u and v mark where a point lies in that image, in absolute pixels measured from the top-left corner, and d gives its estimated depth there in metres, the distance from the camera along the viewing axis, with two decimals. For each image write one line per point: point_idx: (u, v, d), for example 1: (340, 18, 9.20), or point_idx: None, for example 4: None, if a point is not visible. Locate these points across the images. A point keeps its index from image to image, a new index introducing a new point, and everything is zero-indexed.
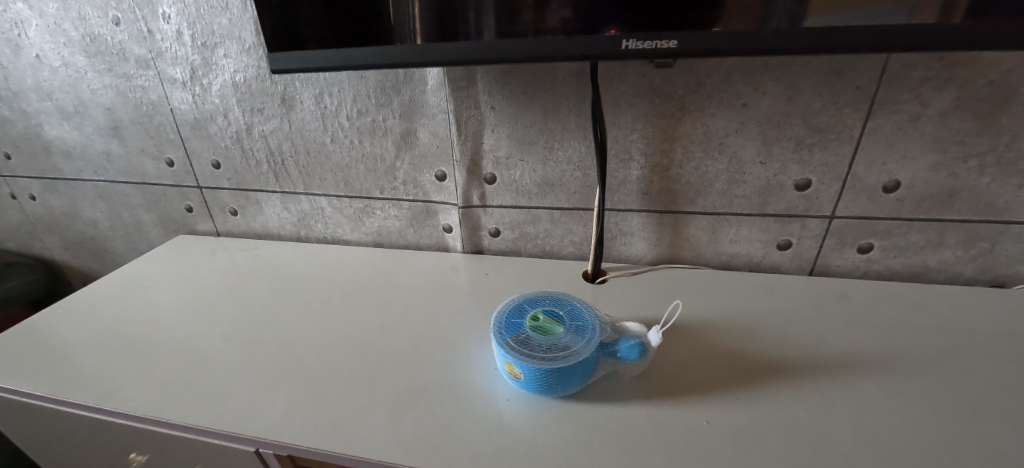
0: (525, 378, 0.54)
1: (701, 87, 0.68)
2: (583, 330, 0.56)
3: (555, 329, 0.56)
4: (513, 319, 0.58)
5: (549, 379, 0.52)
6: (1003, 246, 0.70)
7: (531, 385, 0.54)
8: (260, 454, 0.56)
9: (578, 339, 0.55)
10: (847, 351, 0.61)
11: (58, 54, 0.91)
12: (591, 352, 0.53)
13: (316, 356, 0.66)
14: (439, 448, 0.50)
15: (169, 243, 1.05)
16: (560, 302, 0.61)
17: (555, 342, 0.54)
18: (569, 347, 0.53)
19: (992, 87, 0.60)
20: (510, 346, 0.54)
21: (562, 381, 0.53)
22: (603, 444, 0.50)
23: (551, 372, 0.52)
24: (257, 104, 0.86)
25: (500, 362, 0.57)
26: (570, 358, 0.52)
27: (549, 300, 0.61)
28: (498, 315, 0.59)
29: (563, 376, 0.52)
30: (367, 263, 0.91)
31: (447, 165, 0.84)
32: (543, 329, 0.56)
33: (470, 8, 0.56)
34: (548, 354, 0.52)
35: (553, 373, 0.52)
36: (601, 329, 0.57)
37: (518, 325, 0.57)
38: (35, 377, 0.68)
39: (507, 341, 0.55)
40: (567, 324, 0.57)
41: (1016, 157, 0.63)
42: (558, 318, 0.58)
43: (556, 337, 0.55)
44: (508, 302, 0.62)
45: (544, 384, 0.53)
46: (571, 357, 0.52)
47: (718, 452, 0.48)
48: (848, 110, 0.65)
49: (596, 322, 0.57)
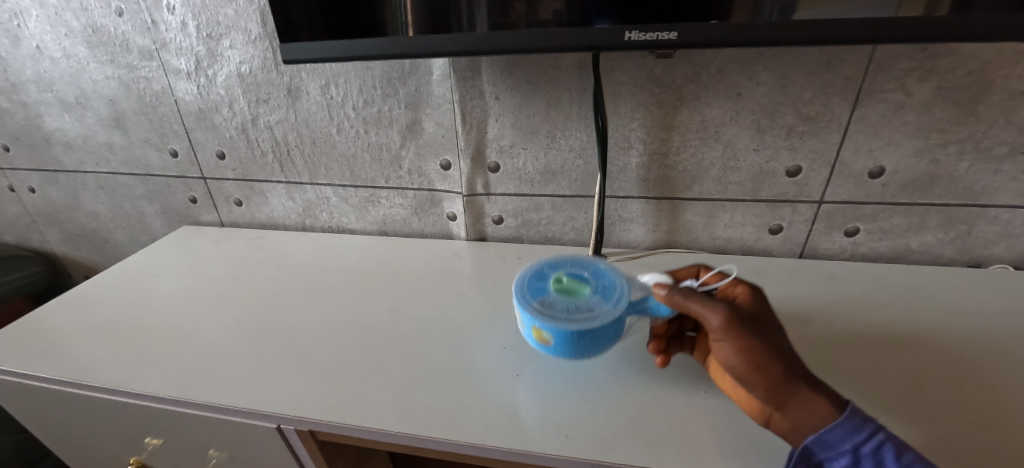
0: (555, 343, 0.53)
1: (697, 77, 0.71)
2: (610, 291, 0.54)
3: (581, 291, 0.53)
4: (535, 283, 0.55)
5: (579, 342, 0.51)
6: (980, 229, 0.75)
7: (561, 349, 0.53)
8: (281, 430, 0.58)
9: (605, 302, 0.53)
10: (833, 327, 0.65)
11: (59, 45, 0.91)
12: (619, 313, 0.52)
13: (328, 341, 0.69)
14: (454, 421, 0.53)
15: (173, 234, 1.06)
16: (581, 261, 0.58)
17: (582, 305, 0.52)
18: (596, 311, 0.51)
19: (971, 77, 0.63)
20: (533, 310, 0.52)
21: (592, 343, 0.52)
22: (610, 412, 0.53)
23: (581, 336, 0.50)
24: (263, 95, 0.87)
25: (525, 326, 0.55)
26: (599, 320, 0.50)
27: (570, 263, 0.57)
28: (519, 280, 0.56)
29: (591, 340, 0.51)
30: (373, 251, 0.93)
31: (452, 154, 0.86)
32: (567, 292, 0.54)
33: (461, 4, 0.59)
34: (576, 317, 0.51)
35: (583, 336, 0.50)
36: (626, 286, 0.55)
37: (541, 289, 0.54)
38: (53, 363, 0.70)
39: (532, 307, 0.52)
40: (593, 284, 0.54)
41: (992, 143, 0.67)
42: (585, 279, 0.55)
43: (582, 299, 0.53)
44: (527, 266, 0.58)
45: (574, 346, 0.52)
46: (601, 319, 0.50)
47: (715, 417, 0.51)
48: (837, 99, 0.68)
49: (621, 284, 0.55)
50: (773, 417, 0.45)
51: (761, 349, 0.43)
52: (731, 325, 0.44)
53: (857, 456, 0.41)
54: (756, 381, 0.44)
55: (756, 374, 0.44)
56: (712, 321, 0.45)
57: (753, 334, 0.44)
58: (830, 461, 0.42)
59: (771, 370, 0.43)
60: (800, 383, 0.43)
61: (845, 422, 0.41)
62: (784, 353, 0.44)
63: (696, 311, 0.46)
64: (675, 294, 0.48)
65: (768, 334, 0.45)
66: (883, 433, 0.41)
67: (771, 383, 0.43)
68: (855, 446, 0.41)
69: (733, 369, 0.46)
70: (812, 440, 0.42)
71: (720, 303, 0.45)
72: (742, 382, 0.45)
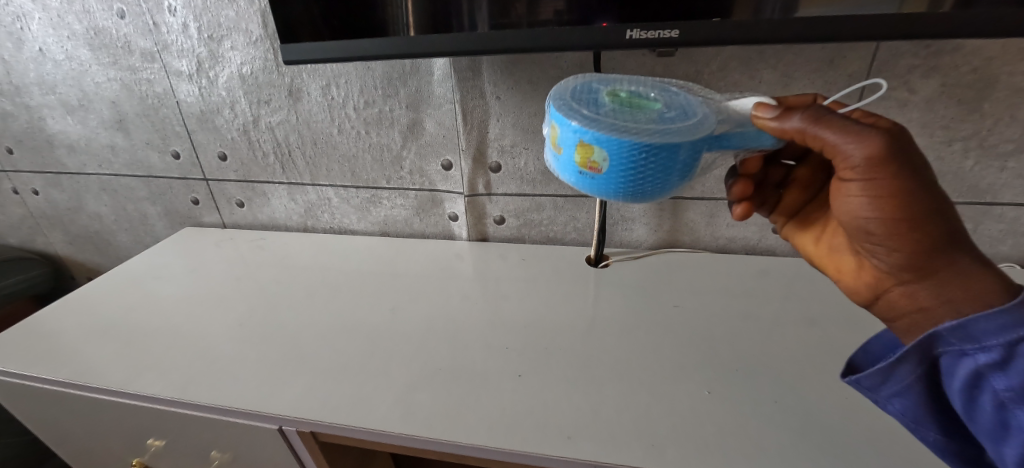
0: (608, 162, 0.42)
1: (699, 76, 0.70)
2: (679, 108, 0.44)
3: (642, 105, 0.44)
4: (592, 99, 0.45)
5: (640, 158, 0.41)
6: (986, 227, 0.74)
7: (615, 174, 0.43)
8: (283, 431, 0.58)
9: (677, 115, 0.43)
10: (838, 327, 0.64)
11: (61, 48, 0.92)
12: (697, 128, 0.41)
13: (329, 342, 0.68)
14: (455, 422, 0.53)
15: (176, 236, 1.06)
16: (649, 88, 0.47)
17: (646, 115, 0.43)
18: (661, 119, 0.42)
19: (975, 74, 0.63)
20: (579, 118, 0.42)
21: (655, 161, 0.41)
22: (612, 412, 0.53)
23: (645, 146, 0.41)
24: (264, 96, 0.88)
25: (566, 149, 0.44)
26: (669, 128, 0.41)
27: (626, 83, 0.47)
28: (570, 97, 0.46)
29: (658, 159, 0.41)
30: (375, 252, 0.93)
31: (453, 154, 0.86)
32: (626, 105, 0.44)
33: (461, 4, 0.59)
34: (640, 126, 0.41)
35: (646, 149, 0.41)
36: (704, 113, 0.44)
37: (597, 103, 0.45)
38: (56, 364, 0.70)
39: (585, 113, 0.43)
40: (662, 104, 0.45)
41: (998, 140, 0.67)
42: (648, 96, 0.45)
43: (647, 111, 0.43)
44: (581, 90, 0.48)
45: (633, 167, 0.42)
46: (671, 128, 0.41)
47: (719, 418, 0.51)
48: (840, 97, 0.68)
49: (693, 104, 0.45)
50: (895, 291, 0.41)
51: (913, 197, 0.36)
52: (884, 161, 0.36)
53: (1008, 356, 0.34)
54: (895, 240, 0.38)
55: (902, 231, 0.37)
56: (856, 155, 0.37)
57: (911, 177, 0.36)
58: (963, 354, 0.36)
59: (921, 227, 0.37)
60: (950, 249, 0.37)
61: (1008, 309, 0.34)
62: (937, 202, 0.37)
63: (834, 143, 0.37)
64: (808, 121, 0.38)
65: (926, 176, 0.37)
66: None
67: (917, 244, 0.37)
68: (1007, 343, 0.34)
69: (862, 220, 0.39)
70: (948, 327, 0.36)
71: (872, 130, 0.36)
72: (868, 235, 0.40)
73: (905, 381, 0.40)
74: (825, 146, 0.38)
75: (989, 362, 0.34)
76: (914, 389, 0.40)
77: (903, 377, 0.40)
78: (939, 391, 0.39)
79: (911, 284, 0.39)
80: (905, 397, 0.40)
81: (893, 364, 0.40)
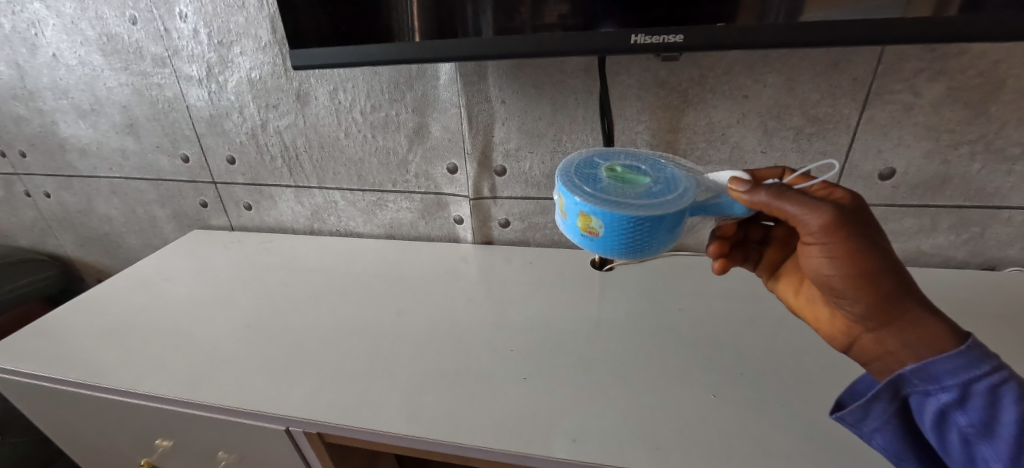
0: (604, 233, 0.44)
1: (704, 79, 0.71)
2: (672, 182, 0.46)
3: (639, 180, 0.45)
4: (587, 171, 0.47)
5: (636, 231, 0.43)
6: (994, 231, 0.74)
7: (609, 244, 0.45)
8: (290, 431, 0.59)
9: (669, 190, 0.44)
10: None
11: (75, 53, 0.93)
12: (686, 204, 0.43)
13: (335, 344, 0.69)
14: (460, 424, 0.53)
15: (184, 238, 1.08)
16: (640, 159, 0.49)
17: (641, 189, 0.44)
18: (655, 195, 0.43)
19: (981, 77, 0.62)
20: (580, 194, 0.43)
21: (649, 233, 0.43)
22: (618, 415, 0.53)
23: (642, 222, 0.42)
24: (272, 100, 0.89)
25: (567, 217, 0.46)
26: (664, 205, 0.42)
27: (624, 157, 0.49)
28: (565, 168, 0.48)
29: (652, 231, 0.43)
30: (381, 255, 0.94)
31: (458, 158, 0.86)
32: (623, 180, 0.45)
33: (467, 10, 0.60)
34: (636, 201, 0.42)
35: (643, 223, 0.42)
36: (692, 188, 0.45)
37: (593, 176, 0.46)
38: (66, 364, 0.71)
39: (583, 187, 0.44)
40: (653, 176, 0.46)
41: (1005, 144, 0.66)
42: (640, 169, 0.47)
43: (642, 184, 0.44)
44: (574, 159, 0.49)
45: (627, 238, 0.44)
46: (666, 204, 0.42)
47: (724, 421, 0.51)
48: (845, 101, 0.68)
49: (685, 178, 0.46)
50: (863, 339, 0.43)
51: (869, 256, 0.39)
52: (836, 228, 0.39)
53: (967, 391, 0.36)
54: (860, 295, 0.41)
55: (860, 286, 0.40)
56: (812, 224, 0.40)
57: (859, 239, 0.39)
58: (926, 394, 0.38)
59: (880, 281, 0.40)
60: (911, 298, 0.40)
61: (961, 353, 0.37)
62: (892, 258, 0.40)
63: (794, 215, 0.41)
64: (766, 193, 0.41)
65: (876, 240, 0.40)
66: (1009, 372, 0.36)
67: (879, 298, 0.40)
68: (965, 381, 0.36)
69: (828, 280, 0.42)
70: (912, 368, 0.39)
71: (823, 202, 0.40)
72: (837, 293, 0.43)
73: (881, 418, 0.42)
74: (784, 216, 0.42)
75: (951, 403, 0.37)
76: (892, 425, 0.42)
77: (880, 414, 0.42)
78: (911, 426, 0.42)
79: (878, 332, 0.42)
80: (883, 433, 0.42)
81: (868, 402, 0.42)
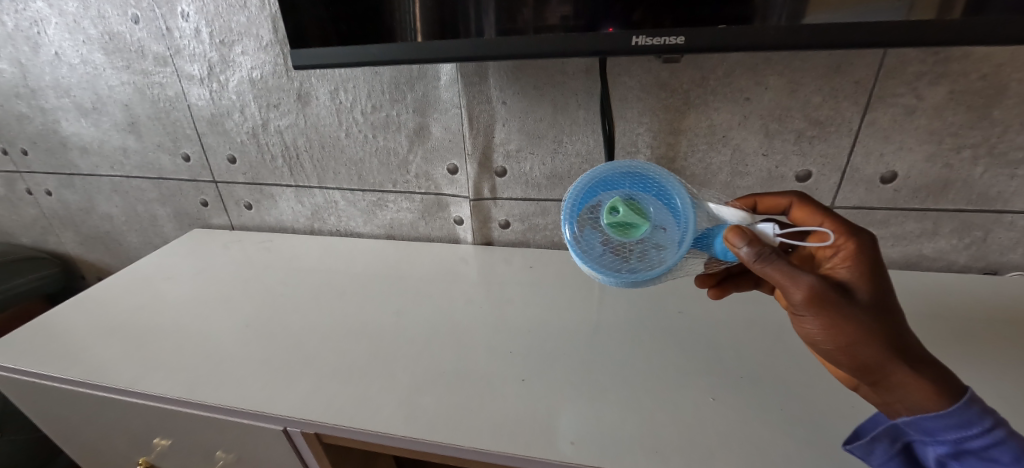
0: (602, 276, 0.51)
1: (705, 81, 0.71)
2: (672, 226, 0.47)
3: (638, 228, 0.47)
4: (589, 213, 0.49)
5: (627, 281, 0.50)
6: (996, 235, 0.73)
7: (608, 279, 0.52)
8: (288, 431, 0.58)
9: (665, 241, 0.47)
10: None
11: (77, 52, 0.93)
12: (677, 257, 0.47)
13: (334, 345, 0.69)
14: (459, 425, 0.53)
15: (185, 237, 1.08)
16: (648, 183, 0.48)
17: (637, 241, 0.48)
18: (646, 251, 0.48)
19: (984, 81, 0.62)
20: (579, 250, 0.49)
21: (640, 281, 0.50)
22: (618, 418, 0.52)
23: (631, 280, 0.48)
24: (273, 99, 0.89)
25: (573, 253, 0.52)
26: (652, 266, 0.48)
27: (631, 185, 0.48)
28: (570, 205, 0.49)
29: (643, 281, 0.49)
30: (381, 255, 0.94)
31: (459, 159, 0.86)
32: (622, 227, 0.47)
33: (468, 11, 0.60)
34: (627, 262, 0.48)
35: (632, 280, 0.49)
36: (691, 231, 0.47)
37: (594, 220, 0.49)
38: (65, 363, 0.71)
39: (582, 242, 0.49)
40: (654, 217, 0.47)
41: (1007, 148, 0.66)
42: (642, 208, 0.48)
43: (638, 236, 0.47)
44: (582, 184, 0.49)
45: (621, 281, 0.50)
46: (654, 264, 0.48)
47: (723, 424, 0.51)
48: (847, 103, 0.68)
49: (688, 219, 0.47)
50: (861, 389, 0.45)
51: (852, 327, 0.40)
52: (816, 301, 0.40)
53: (962, 447, 0.39)
54: (845, 360, 0.42)
55: (841, 353, 0.41)
56: (794, 295, 0.41)
57: (841, 311, 0.40)
58: (924, 443, 0.41)
59: (864, 350, 0.40)
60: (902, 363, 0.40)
61: (957, 415, 0.38)
62: (879, 328, 0.40)
63: (777, 283, 0.42)
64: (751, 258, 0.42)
65: (862, 309, 0.40)
66: (1004, 433, 0.38)
67: (864, 364, 0.41)
68: (960, 438, 0.38)
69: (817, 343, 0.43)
70: (904, 420, 0.41)
71: (802, 274, 0.41)
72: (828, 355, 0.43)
73: (883, 458, 0.43)
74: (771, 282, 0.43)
75: (945, 455, 0.39)
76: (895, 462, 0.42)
77: (881, 455, 0.43)
78: (910, 466, 0.43)
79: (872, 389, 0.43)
80: None
81: (870, 442, 0.43)
